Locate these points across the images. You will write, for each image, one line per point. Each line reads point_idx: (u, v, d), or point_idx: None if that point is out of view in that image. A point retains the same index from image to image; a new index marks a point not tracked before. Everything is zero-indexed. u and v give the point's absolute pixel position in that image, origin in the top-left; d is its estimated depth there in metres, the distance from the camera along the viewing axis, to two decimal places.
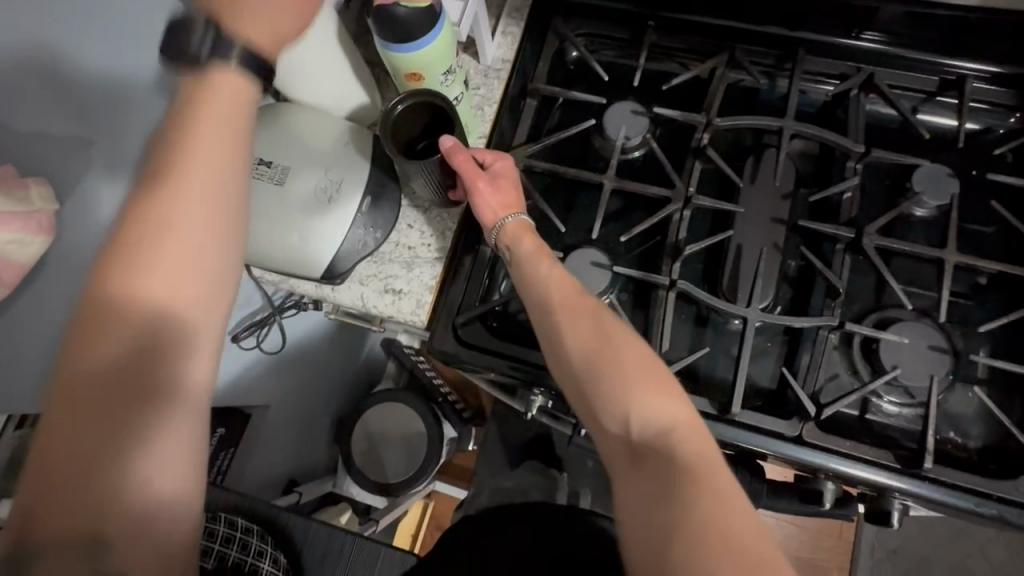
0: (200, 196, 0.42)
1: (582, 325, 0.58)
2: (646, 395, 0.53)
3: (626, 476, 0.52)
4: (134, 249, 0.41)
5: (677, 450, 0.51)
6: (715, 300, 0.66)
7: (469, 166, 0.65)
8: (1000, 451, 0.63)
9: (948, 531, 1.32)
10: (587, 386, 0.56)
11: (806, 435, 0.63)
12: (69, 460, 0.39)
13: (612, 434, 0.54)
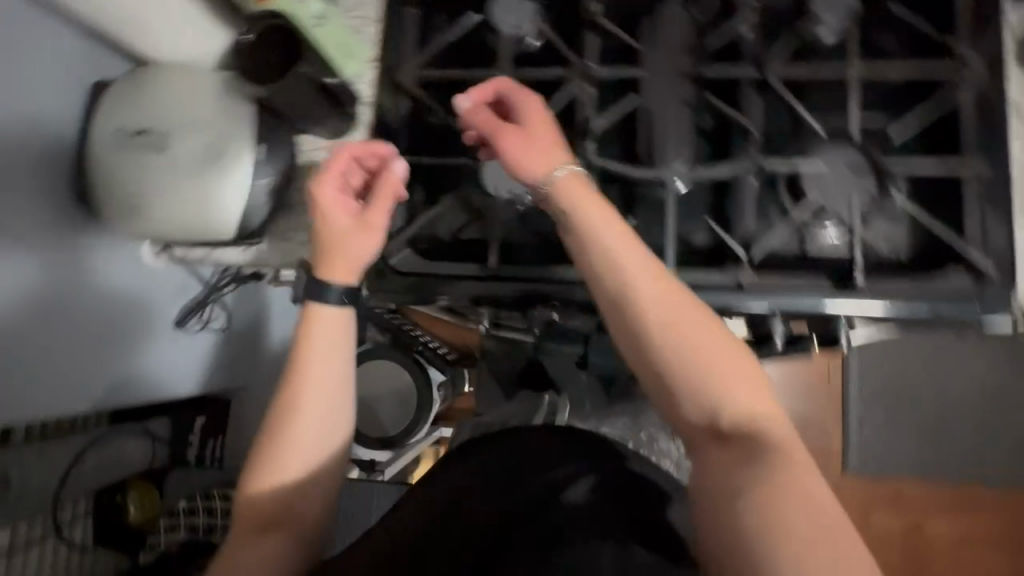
0: (314, 407, 0.56)
1: (671, 307, 0.49)
2: (735, 376, 0.47)
3: (709, 453, 0.47)
4: (277, 427, 0.55)
5: (773, 440, 0.45)
6: (631, 170, 0.66)
7: (491, 123, 0.60)
8: (932, 254, 0.65)
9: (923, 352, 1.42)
10: (662, 358, 0.48)
11: (745, 282, 0.63)
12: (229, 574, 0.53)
13: (694, 421, 0.48)
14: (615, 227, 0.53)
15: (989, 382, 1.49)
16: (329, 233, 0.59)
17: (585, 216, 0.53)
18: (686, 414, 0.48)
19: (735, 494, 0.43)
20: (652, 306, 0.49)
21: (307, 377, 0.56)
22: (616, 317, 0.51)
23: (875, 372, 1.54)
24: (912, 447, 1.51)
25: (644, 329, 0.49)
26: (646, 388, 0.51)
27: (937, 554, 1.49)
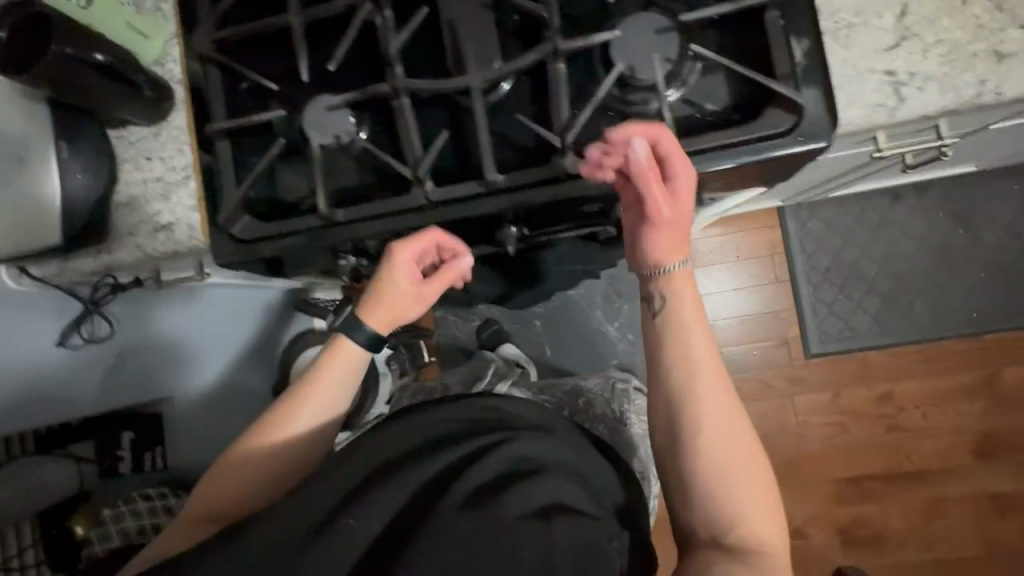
0: (310, 408, 0.67)
1: (726, 422, 0.61)
2: (749, 487, 0.61)
3: (710, 549, 0.62)
4: (276, 411, 0.67)
5: (768, 558, 0.60)
6: (436, 83, 0.63)
7: (644, 181, 0.59)
8: (754, 100, 0.63)
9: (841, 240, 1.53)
10: (705, 473, 0.61)
11: (570, 170, 0.63)
12: (207, 504, 0.66)
13: (709, 515, 0.61)
14: (699, 333, 0.63)
15: (926, 240, 1.50)
16: (386, 289, 0.68)
17: (660, 325, 0.63)
18: (701, 513, 0.62)
19: (716, 573, 0.60)
20: (712, 414, 0.61)
21: (319, 395, 0.67)
22: (667, 415, 0.62)
23: (818, 254, 1.54)
24: (868, 319, 1.51)
25: (696, 430, 0.61)
26: (669, 472, 0.64)
27: (914, 417, 1.50)
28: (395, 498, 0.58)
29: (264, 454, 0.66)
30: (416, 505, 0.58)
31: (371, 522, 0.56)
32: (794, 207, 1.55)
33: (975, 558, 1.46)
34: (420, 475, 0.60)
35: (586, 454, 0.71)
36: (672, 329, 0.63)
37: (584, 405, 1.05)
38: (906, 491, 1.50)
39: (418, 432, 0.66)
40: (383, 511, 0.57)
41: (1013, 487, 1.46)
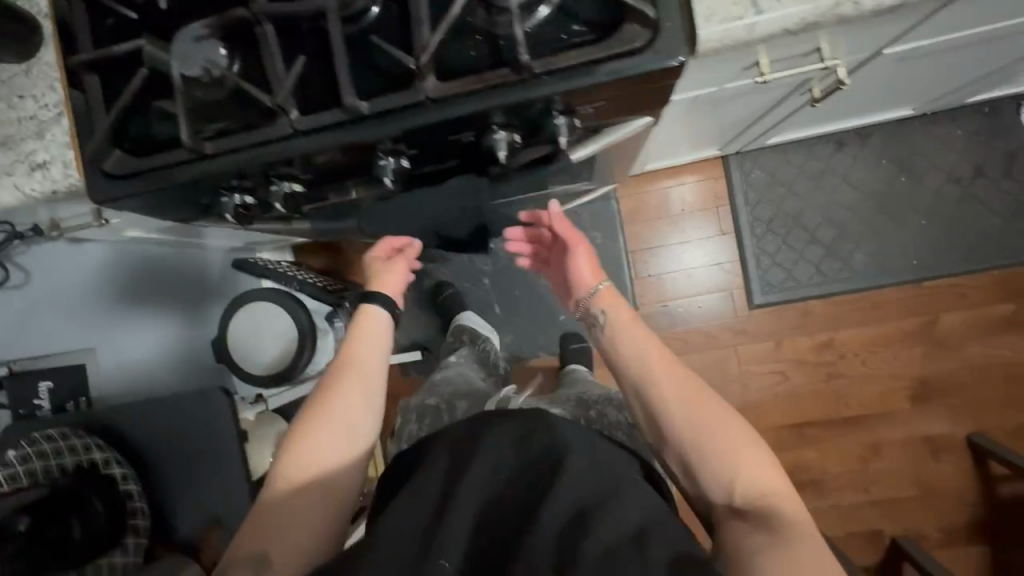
0: (353, 388, 0.73)
1: (684, 392, 0.74)
2: (739, 447, 0.69)
3: (734, 520, 0.66)
4: (320, 398, 0.72)
5: (782, 514, 0.64)
6: (292, 6, 0.62)
7: (569, 232, 0.89)
8: (616, 18, 0.62)
9: (786, 197, 1.52)
10: (688, 442, 0.71)
11: (432, 94, 0.62)
12: (269, 520, 0.65)
13: (715, 481, 0.68)
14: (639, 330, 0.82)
15: (868, 188, 1.50)
16: (374, 269, 0.86)
17: (620, 334, 0.82)
18: (705, 484, 0.69)
19: (748, 540, 0.64)
20: (677, 389, 0.74)
21: (352, 382, 0.73)
22: (638, 401, 0.77)
23: (762, 205, 1.53)
24: (811, 269, 1.51)
25: (663, 405, 0.74)
26: (669, 455, 0.74)
27: (854, 364, 1.52)
28: (461, 532, 0.60)
29: (315, 441, 0.69)
30: (489, 534, 0.61)
31: (454, 562, 0.58)
32: (739, 158, 1.54)
33: (910, 498, 1.50)
34: (495, 498, 0.64)
35: (603, 445, 0.72)
36: (625, 337, 0.81)
37: (595, 415, 1.15)
38: (845, 436, 1.53)
39: (477, 461, 0.67)
40: (457, 537, 0.60)
41: (948, 430, 1.49)
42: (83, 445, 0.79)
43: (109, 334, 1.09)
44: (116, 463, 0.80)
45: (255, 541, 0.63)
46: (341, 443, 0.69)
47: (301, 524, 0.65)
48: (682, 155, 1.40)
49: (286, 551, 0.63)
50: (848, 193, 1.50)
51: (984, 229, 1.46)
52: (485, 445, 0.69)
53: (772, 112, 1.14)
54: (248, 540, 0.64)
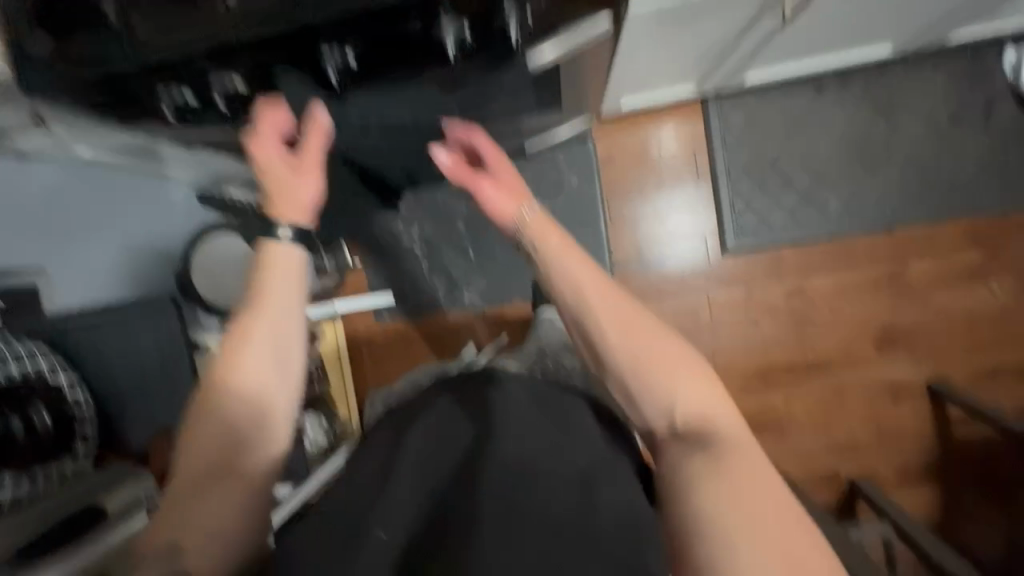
0: (260, 335, 0.62)
1: (616, 311, 0.62)
2: (674, 364, 0.60)
3: (675, 447, 0.57)
4: (224, 350, 0.62)
5: (722, 434, 0.57)
6: None
7: (464, 173, 0.73)
8: None
9: (764, 140, 1.50)
10: (628, 366, 0.60)
11: None
12: (179, 495, 0.56)
13: (650, 407, 0.60)
14: (559, 240, 0.67)
15: (846, 134, 1.48)
16: (272, 179, 0.69)
17: (541, 242, 0.67)
18: (644, 408, 0.60)
19: (693, 471, 0.55)
20: (608, 308, 0.62)
21: (258, 327, 0.62)
22: (568, 321, 0.64)
23: (738, 149, 1.51)
24: (784, 215, 1.51)
25: (596, 327, 0.62)
26: (604, 379, 0.63)
27: (823, 310, 1.53)
28: (408, 501, 0.52)
29: (218, 403, 0.59)
30: (439, 504, 0.51)
31: (395, 532, 0.50)
32: (717, 101, 1.51)
33: (868, 442, 1.54)
34: (439, 470, 0.54)
35: (564, 401, 0.60)
36: (548, 248, 0.67)
37: (551, 364, 1.18)
38: (809, 381, 1.55)
39: (419, 424, 0.57)
40: (401, 508, 0.51)
41: (908, 376, 1.52)
42: (27, 353, 0.77)
43: (63, 248, 1.07)
44: (61, 372, 0.79)
45: (167, 520, 0.56)
46: (252, 402, 0.60)
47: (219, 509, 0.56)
48: (658, 92, 1.38)
49: (204, 541, 0.55)
50: (828, 138, 1.48)
51: (956, 178, 1.46)
52: (423, 417, 0.58)
53: (748, 35, 1.11)
54: (162, 520, 0.56)
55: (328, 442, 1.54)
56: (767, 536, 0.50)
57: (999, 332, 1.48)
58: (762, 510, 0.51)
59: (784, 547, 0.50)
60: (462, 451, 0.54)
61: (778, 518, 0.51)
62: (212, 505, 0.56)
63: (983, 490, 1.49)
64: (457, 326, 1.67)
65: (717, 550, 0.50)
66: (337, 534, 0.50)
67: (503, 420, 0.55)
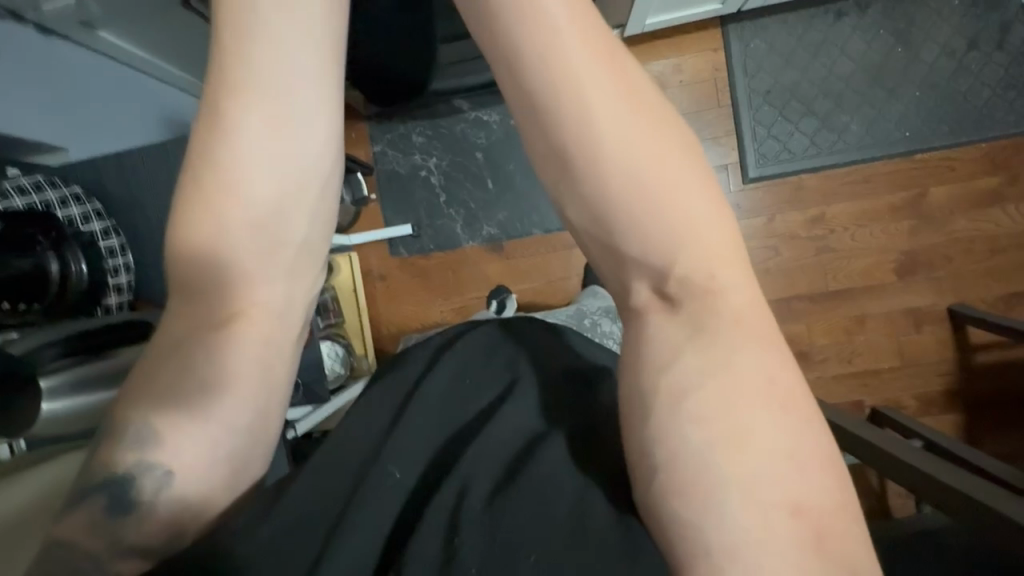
0: (254, 144, 0.48)
1: (628, 124, 0.47)
2: (691, 210, 0.47)
3: (661, 312, 0.48)
4: (207, 155, 0.47)
5: (725, 300, 0.47)
6: None
7: None
8: None
9: (783, 65, 1.51)
10: (619, 190, 0.47)
11: None
12: (168, 347, 0.47)
13: (639, 254, 0.48)
14: (575, 19, 0.47)
15: (865, 59, 1.49)
16: None
17: (526, 25, 0.47)
18: (631, 261, 0.48)
19: (676, 366, 0.46)
20: (627, 118, 0.47)
21: (243, 127, 0.47)
22: (544, 138, 0.48)
23: (761, 76, 1.52)
24: (806, 141, 1.52)
25: (597, 141, 0.47)
26: (574, 214, 0.49)
27: (844, 238, 1.53)
28: (415, 445, 0.50)
29: (211, 230, 0.47)
30: (453, 440, 0.51)
31: (408, 473, 0.49)
32: (738, 29, 1.52)
33: (891, 369, 1.54)
34: (457, 417, 0.52)
35: (554, 355, 0.59)
36: (540, 29, 0.47)
37: (589, 324, 1.17)
38: (832, 309, 1.55)
39: (436, 379, 0.53)
40: (384, 501, 0.47)
41: (930, 301, 1.52)
42: (59, 198, 0.78)
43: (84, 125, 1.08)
44: (93, 220, 0.79)
45: (152, 376, 0.47)
46: (250, 232, 0.48)
47: (216, 372, 0.47)
48: (683, 9, 1.38)
49: (192, 410, 0.46)
50: (847, 64, 1.50)
51: (975, 101, 1.48)
52: (455, 352, 0.56)
53: None
54: (149, 373, 0.47)
55: (346, 373, 1.47)
56: (761, 464, 0.42)
57: (1018, 253, 1.50)
58: (763, 414, 0.44)
59: (793, 460, 0.43)
60: (487, 396, 0.54)
61: (783, 428, 0.44)
62: (207, 366, 0.47)
63: (1007, 411, 1.50)
64: (474, 261, 1.65)
65: (711, 488, 0.42)
66: (316, 517, 0.45)
67: (522, 390, 0.54)
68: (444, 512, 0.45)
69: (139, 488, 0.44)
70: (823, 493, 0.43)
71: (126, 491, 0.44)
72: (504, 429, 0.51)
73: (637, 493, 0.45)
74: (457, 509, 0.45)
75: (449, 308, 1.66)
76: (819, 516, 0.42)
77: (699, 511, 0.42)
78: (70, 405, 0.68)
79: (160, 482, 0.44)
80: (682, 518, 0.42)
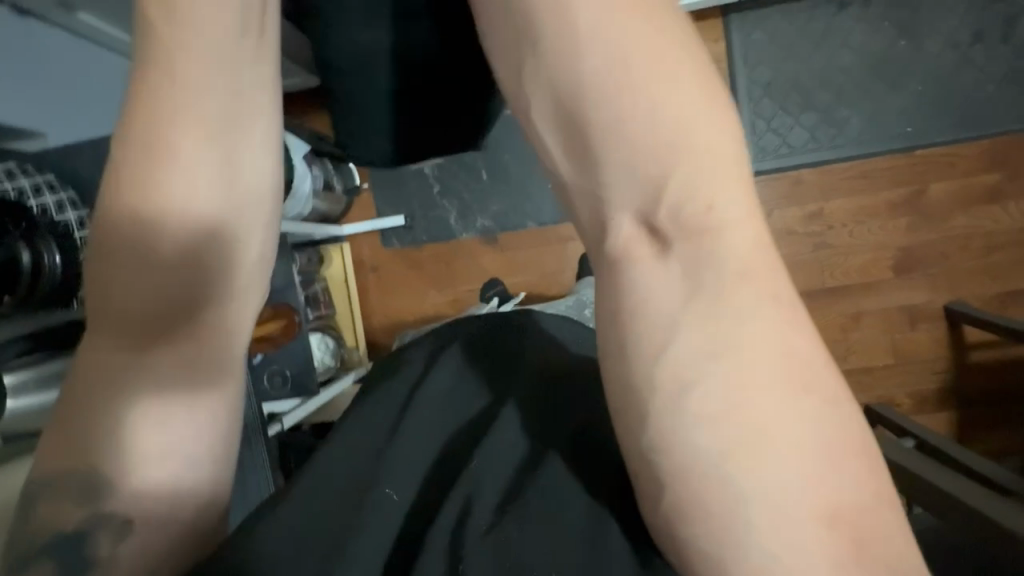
0: (183, 174, 0.46)
1: (616, 32, 0.44)
2: (681, 131, 0.43)
3: (648, 241, 0.44)
4: (131, 191, 0.46)
5: (721, 234, 0.43)
6: None
7: None
8: None
9: (784, 57, 1.48)
10: (599, 105, 0.44)
11: None
12: (100, 391, 0.46)
13: (625, 179, 0.44)
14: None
15: (868, 52, 1.46)
16: None
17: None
18: (611, 184, 0.45)
19: (671, 341, 0.42)
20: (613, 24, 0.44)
21: (170, 155, 0.46)
22: (524, 48, 0.46)
23: (761, 68, 1.49)
24: (804, 136, 1.49)
25: (579, 49, 0.44)
26: (550, 136, 0.46)
27: (842, 234, 1.52)
28: (415, 455, 0.52)
29: (143, 272, 0.46)
30: (449, 455, 0.52)
31: (405, 491, 0.50)
32: (739, 19, 1.48)
33: (886, 366, 1.53)
34: (446, 431, 0.54)
35: (555, 354, 0.59)
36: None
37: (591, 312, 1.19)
38: (828, 306, 1.54)
39: (425, 393, 0.54)
40: (389, 518, 0.48)
41: (926, 299, 1.51)
42: (33, 186, 0.79)
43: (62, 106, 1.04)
44: (69, 209, 0.79)
45: (82, 425, 0.45)
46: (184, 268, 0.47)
47: (159, 415, 0.46)
48: None
49: (137, 455, 0.45)
50: (850, 57, 1.47)
51: (978, 96, 1.45)
52: (444, 361, 0.57)
53: None
54: (79, 421, 0.45)
55: (337, 365, 1.47)
56: (786, 465, 0.39)
57: (1017, 251, 1.48)
58: (787, 410, 0.40)
59: (823, 455, 0.40)
60: (474, 410, 0.55)
61: (802, 417, 0.40)
62: (147, 407, 0.46)
63: (1000, 408, 1.50)
64: (468, 253, 1.63)
65: (728, 503, 0.39)
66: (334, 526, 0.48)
67: (512, 397, 0.54)
68: (448, 531, 0.46)
69: (98, 544, 0.44)
70: (856, 483, 0.40)
71: (84, 545, 0.44)
72: (507, 437, 0.51)
73: (647, 509, 0.43)
74: (461, 529, 0.46)
75: (441, 299, 1.64)
76: (856, 515, 0.39)
77: (719, 528, 0.39)
78: (25, 404, 0.67)
79: (119, 531, 0.44)
80: (701, 536, 0.40)
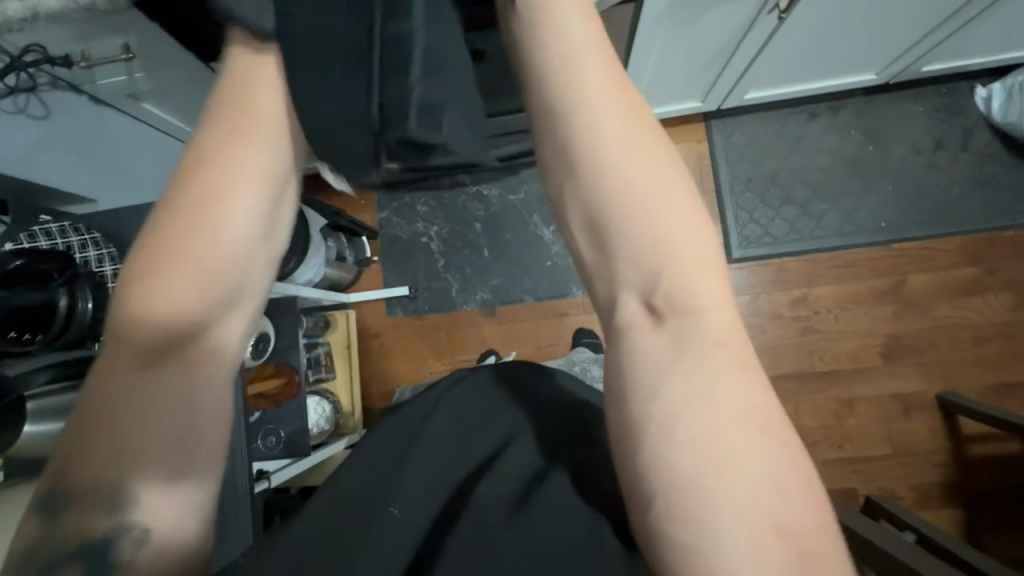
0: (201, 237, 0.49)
1: (629, 151, 0.48)
2: (674, 216, 0.47)
3: (662, 332, 0.47)
4: (160, 244, 0.48)
5: (712, 323, 0.47)
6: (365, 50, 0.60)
7: None
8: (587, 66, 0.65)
9: (760, 155, 1.63)
10: (609, 219, 0.47)
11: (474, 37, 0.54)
12: (107, 437, 0.47)
13: (627, 268, 0.48)
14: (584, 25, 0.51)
15: (838, 155, 1.61)
16: None
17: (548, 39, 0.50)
18: (621, 274, 0.48)
19: (674, 384, 0.45)
20: (630, 149, 0.48)
21: (206, 208, 0.49)
22: (554, 148, 0.50)
23: (742, 165, 1.63)
24: (785, 227, 1.60)
25: (598, 157, 0.48)
26: (576, 229, 0.50)
27: (828, 320, 1.56)
28: (425, 479, 0.55)
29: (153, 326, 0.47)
30: (463, 483, 0.55)
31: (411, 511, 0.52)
32: (720, 123, 1.65)
33: (883, 456, 1.51)
34: (466, 457, 0.58)
35: (548, 396, 0.65)
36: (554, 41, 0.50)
37: (579, 370, 1.20)
38: (819, 391, 1.55)
39: (439, 416, 0.60)
40: (404, 536, 0.49)
41: (918, 388, 1.52)
42: (80, 242, 0.90)
43: (114, 181, 1.21)
44: (106, 262, 0.90)
45: (90, 464, 0.47)
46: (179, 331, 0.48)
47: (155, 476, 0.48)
48: (667, 104, 1.52)
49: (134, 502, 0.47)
50: (820, 158, 1.61)
51: (946, 196, 1.56)
52: (445, 399, 0.62)
53: (739, 56, 1.25)
54: (86, 457, 0.47)
55: (330, 429, 1.47)
56: (754, 486, 0.42)
57: (1003, 343, 1.51)
58: (747, 433, 0.44)
59: (782, 482, 0.42)
60: (485, 441, 0.59)
61: (769, 447, 0.44)
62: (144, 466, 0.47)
63: (1007, 505, 1.45)
64: (468, 323, 1.70)
65: (709, 521, 0.41)
66: (331, 548, 0.48)
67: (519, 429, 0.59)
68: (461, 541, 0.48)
69: (121, 546, 0.47)
70: (814, 507, 0.43)
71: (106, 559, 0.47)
72: (511, 465, 0.55)
73: (636, 518, 0.45)
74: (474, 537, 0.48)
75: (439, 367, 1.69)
76: (802, 535, 0.41)
77: (691, 533, 0.42)
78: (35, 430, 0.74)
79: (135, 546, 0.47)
80: (676, 541, 0.42)
